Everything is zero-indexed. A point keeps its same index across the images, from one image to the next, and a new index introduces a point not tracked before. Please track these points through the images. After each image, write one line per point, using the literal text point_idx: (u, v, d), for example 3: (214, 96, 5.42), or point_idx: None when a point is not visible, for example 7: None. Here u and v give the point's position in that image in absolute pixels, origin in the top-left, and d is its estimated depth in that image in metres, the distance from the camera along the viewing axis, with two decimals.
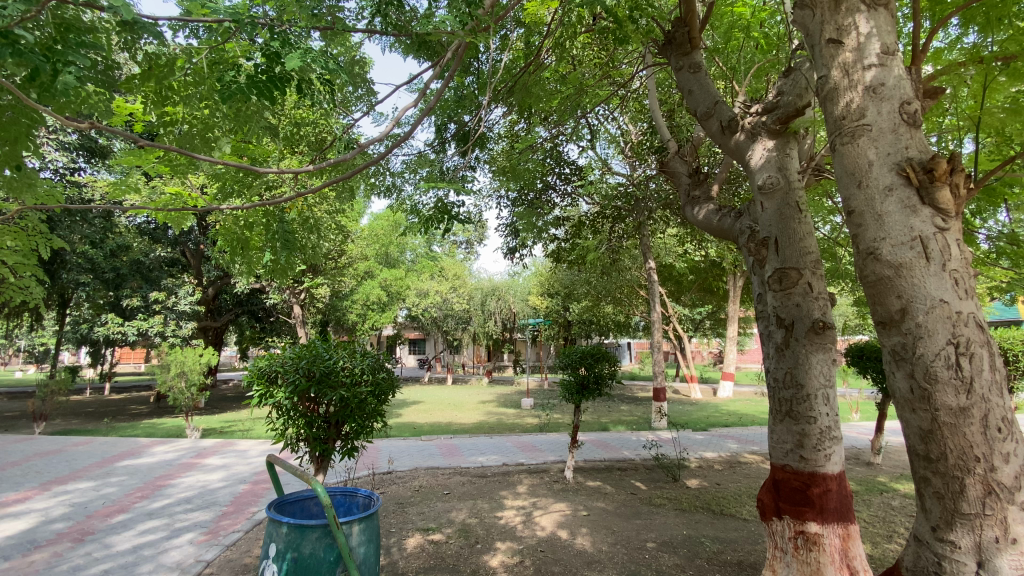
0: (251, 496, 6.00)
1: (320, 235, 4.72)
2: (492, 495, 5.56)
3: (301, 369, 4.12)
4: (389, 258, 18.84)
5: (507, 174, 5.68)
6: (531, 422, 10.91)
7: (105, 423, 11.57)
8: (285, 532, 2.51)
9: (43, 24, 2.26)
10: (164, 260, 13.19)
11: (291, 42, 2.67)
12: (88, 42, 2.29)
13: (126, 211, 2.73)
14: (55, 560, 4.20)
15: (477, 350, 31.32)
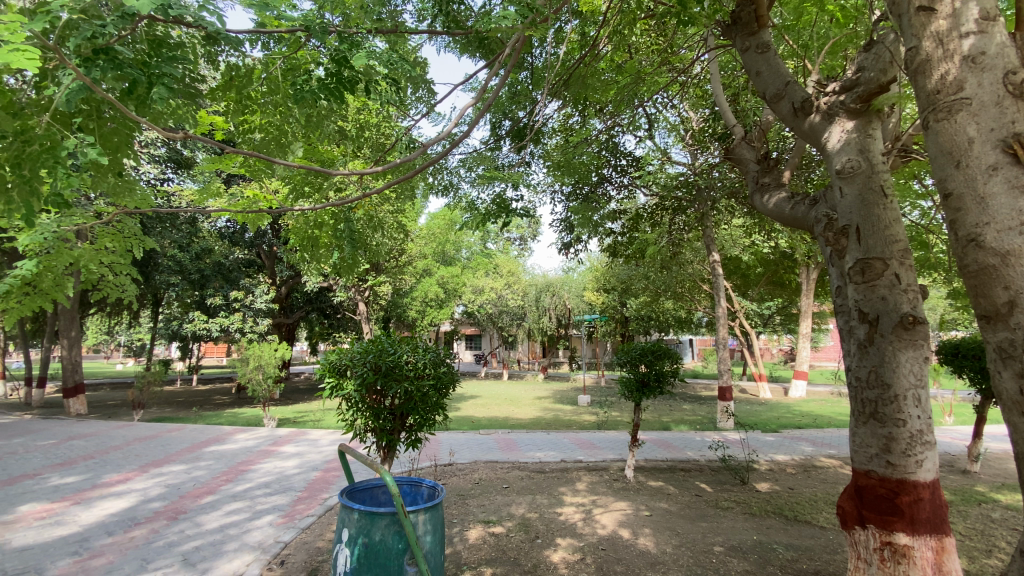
0: (323, 482, 6.35)
1: (383, 234, 4.90)
2: (551, 491, 5.56)
3: (368, 362, 4.29)
4: (446, 256, 19.23)
5: (563, 169, 5.60)
6: (589, 420, 10.78)
7: (193, 413, 12.60)
8: (357, 517, 2.63)
9: (137, 41, 2.42)
10: (242, 261, 14.16)
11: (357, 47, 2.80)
12: (177, 56, 2.46)
13: (215, 215, 2.94)
14: (153, 536, 4.63)
15: (532, 347, 31.46)
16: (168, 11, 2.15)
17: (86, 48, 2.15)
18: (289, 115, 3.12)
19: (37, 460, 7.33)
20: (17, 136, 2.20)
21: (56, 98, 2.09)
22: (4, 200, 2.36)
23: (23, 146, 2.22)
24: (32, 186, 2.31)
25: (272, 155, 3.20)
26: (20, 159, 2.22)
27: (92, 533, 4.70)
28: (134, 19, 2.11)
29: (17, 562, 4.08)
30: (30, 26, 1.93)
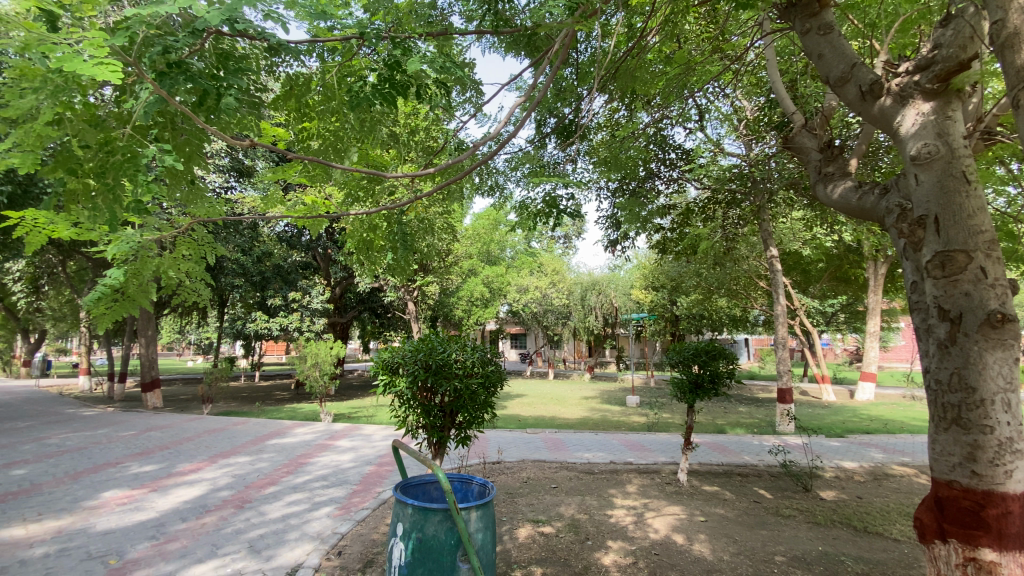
0: (376, 476, 6.55)
1: (434, 236, 5.00)
2: (600, 493, 5.48)
3: (419, 360, 4.37)
4: (491, 257, 19.37)
5: (609, 165, 5.49)
6: (639, 421, 10.56)
7: (257, 408, 13.34)
8: (410, 512, 2.69)
9: (207, 54, 2.57)
10: (299, 264, 14.85)
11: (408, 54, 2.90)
12: (243, 67, 2.59)
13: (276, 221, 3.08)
14: (222, 523, 4.93)
15: (578, 346, 31.24)
16: (234, 25, 2.29)
17: (161, 63, 2.29)
18: (346, 122, 3.21)
19: (120, 449, 7.95)
20: (101, 147, 2.34)
21: (134, 110, 2.22)
22: (93, 209, 2.49)
23: (107, 155, 2.35)
24: (115, 194, 2.42)
25: (330, 160, 3.26)
26: (105, 169, 2.36)
27: (167, 519, 5.06)
28: (203, 34, 2.25)
29: (102, 545, 4.43)
30: (112, 40, 2.05)
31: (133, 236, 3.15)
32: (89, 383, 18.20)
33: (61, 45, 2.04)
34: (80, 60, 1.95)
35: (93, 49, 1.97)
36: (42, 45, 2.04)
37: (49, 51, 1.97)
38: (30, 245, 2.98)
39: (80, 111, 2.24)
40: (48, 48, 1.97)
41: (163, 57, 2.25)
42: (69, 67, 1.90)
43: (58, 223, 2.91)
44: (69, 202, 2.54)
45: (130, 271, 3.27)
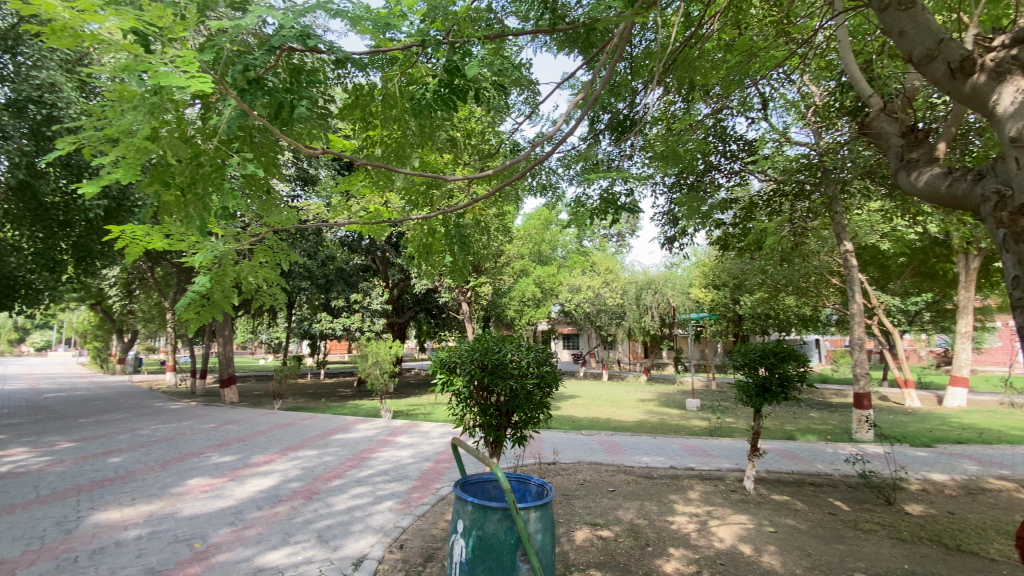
0: (434, 472, 6.70)
1: (489, 238, 5.06)
2: (661, 498, 5.32)
3: (475, 360, 4.42)
4: (543, 257, 19.32)
5: (667, 159, 5.30)
6: (699, 425, 10.18)
7: (322, 404, 14.03)
8: (471, 510, 2.74)
9: (278, 71, 2.72)
10: (360, 267, 15.48)
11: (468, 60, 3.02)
12: (314, 81, 2.75)
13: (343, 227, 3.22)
14: (293, 513, 5.21)
15: (632, 347, 30.60)
16: (306, 41, 2.44)
17: (241, 80, 2.45)
18: (408, 129, 3.33)
19: (201, 441, 8.59)
20: (191, 161, 2.52)
21: (219, 124, 2.37)
22: (185, 218, 2.69)
23: (198, 167, 2.54)
24: (204, 203, 2.61)
25: (395, 167, 3.37)
26: (195, 180, 2.56)
27: (244, 506, 5.41)
28: (279, 50, 2.41)
29: (187, 529, 4.80)
30: (200, 57, 2.22)
31: (217, 245, 3.34)
32: (175, 379, 19.81)
33: (157, 65, 2.21)
34: (175, 75, 2.11)
35: (185, 64, 2.13)
36: (141, 67, 2.23)
37: (149, 70, 2.14)
38: (133, 254, 3.27)
39: (175, 124, 2.43)
40: (147, 67, 2.14)
41: (243, 76, 2.41)
42: (166, 82, 2.06)
43: (151, 233, 3.18)
44: (165, 214, 2.76)
45: (214, 278, 3.46)
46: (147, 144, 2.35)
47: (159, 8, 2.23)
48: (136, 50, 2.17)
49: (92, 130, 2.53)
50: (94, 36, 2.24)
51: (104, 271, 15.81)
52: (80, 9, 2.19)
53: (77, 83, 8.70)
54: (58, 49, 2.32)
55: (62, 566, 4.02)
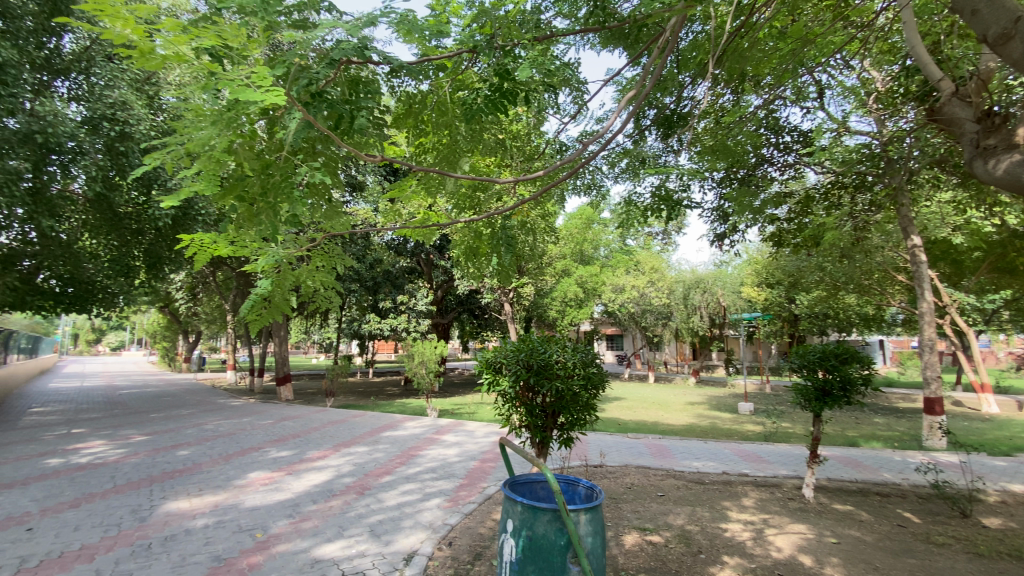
0: (481, 471, 6.77)
1: (536, 238, 5.08)
2: (713, 504, 5.16)
3: (521, 360, 4.44)
4: (585, 257, 19.12)
5: (716, 153, 5.15)
6: (753, 430, 9.81)
7: (371, 402, 14.46)
8: (520, 510, 2.75)
9: (338, 84, 2.84)
10: (406, 269, 15.86)
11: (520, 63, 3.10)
12: (371, 92, 2.86)
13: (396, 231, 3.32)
14: (346, 507, 5.40)
15: (680, 347, 29.78)
16: (365, 52, 2.55)
17: (305, 94, 2.58)
18: (459, 134, 3.41)
19: (260, 436, 9.04)
20: (262, 171, 2.67)
21: (287, 135, 2.49)
22: (257, 225, 2.84)
23: (268, 177, 2.69)
24: (274, 211, 2.76)
25: (446, 172, 3.46)
26: (266, 190, 2.71)
27: (301, 500, 5.65)
28: (339, 63, 2.52)
29: (250, 519, 5.07)
30: (272, 71, 2.36)
31: (279, 250, 3.49)
32: (235, 377, 20.97)
33: (232, 81, 2.34)
34: (251, 90, 2.25)
35: (259, 80, 2.25)
36: (218, 83, 2.38)
37: (228, 86, 2.28)
38: (202, 260, 3.49)
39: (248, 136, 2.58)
40: (225, 83, 2.27)
41: (307, 90, 2.53)
42: (244, 97, 2.18)
43: (218, 240, 3.36)
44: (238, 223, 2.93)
45: (275, 282, 3.60)
46: (224, 155, 2.51)
47: (233, 28, 2.36)
48: (214, 67, 2.32)
49: (173, 145, 2.72)
50: (175, 56, 2.40)
51: (171, 276, 16.93)
52: (161, 31, 2.35)
53: (146, 101, 9.36)
54: (144, 71, 2.51)
55: (137, 551, 4.32)
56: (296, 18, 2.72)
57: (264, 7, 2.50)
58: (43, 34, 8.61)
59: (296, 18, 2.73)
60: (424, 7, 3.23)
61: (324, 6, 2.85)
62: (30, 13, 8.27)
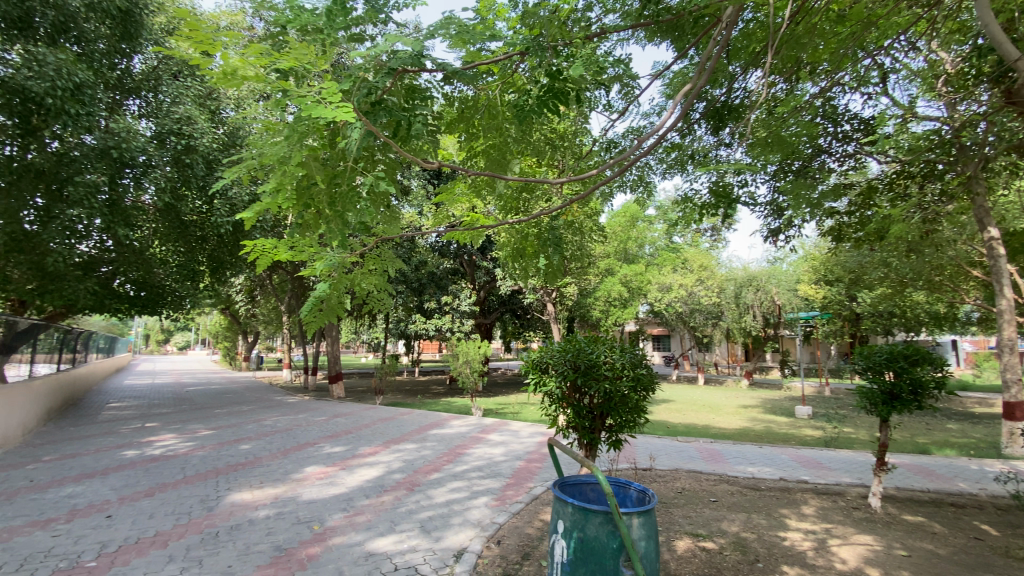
0: (527, 471, 6.78)
1: (583, 238, 5.05)
2: (770, 512, 4.95)
3: (568, 361, 4.42)
4: (629, 255, 18.79)
5: (770, 145, 4.95)
6: (811, 435, 9.34)
7: (418, 401, 14.79)
8: (571, 512, 2.74)
9: (397, 92, 2.94)
10: (449, 270, 16.11)
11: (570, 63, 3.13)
12: (425, 98, 2.96)
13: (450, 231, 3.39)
14: (397, 503, 5.55)
15: (731, 348, 28.76)
16: (423, 59, 2.64)
17: (366, 104, 2.70)
18: (510, 135, 3.46)
19: (315, 432, 9.43)
20: (329, 182, 2.79)
21: (351, 146, 2.57)
22: (326, 232, 2.98)
23: (335, 187, 2.79)
24: (342, 219, 2.87)
25: (497, 173, 3.54)
26: (334, 199, 2.82)
27: (355, 494, 5.85)
28: (397, 72, 2.65)
29: (308, 512, 5.30)
30: (341, 87, 2.46)
31: (336, 255, 3.63)
32: (291, 375, 21.96)
33: (304, 97, 2.45)
34: (322, 106, 2.34)
35: (330, 94, 2.35)
36: (291, 99, 2.51)
37: (301, 103, 2.38)
38: (263, 264, 3.66)
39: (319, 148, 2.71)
40: (298, 99, 2.38)
41: (368, 100, 2.65)
42: (315, 112, 2.28)
43: (281, 246, 3.52)
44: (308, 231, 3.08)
45: (332, 285, 3.75)
46: (296, 168, 2.64)
47: (305, 47, 2.49)
48: (287, 84, 2.45)
49: (248, 159, 2.89)
50: (252, 76, 2.56)
51: (232, 279, 17.92)
52: (240, 55, 2.54)
53: (207, 115, 9.95)
54: (225, 91, 2.70)
55: (206, 539, 4.60)
56: (355, 33, 2.88)
57: (329, 24, 2.66)
58: (115, 56, 9.30)
59: (356, 33, 2.87)
60: (470, 11, 3.29)
61: (381, 18, 3.01)
62: (104, 37, 8.98)
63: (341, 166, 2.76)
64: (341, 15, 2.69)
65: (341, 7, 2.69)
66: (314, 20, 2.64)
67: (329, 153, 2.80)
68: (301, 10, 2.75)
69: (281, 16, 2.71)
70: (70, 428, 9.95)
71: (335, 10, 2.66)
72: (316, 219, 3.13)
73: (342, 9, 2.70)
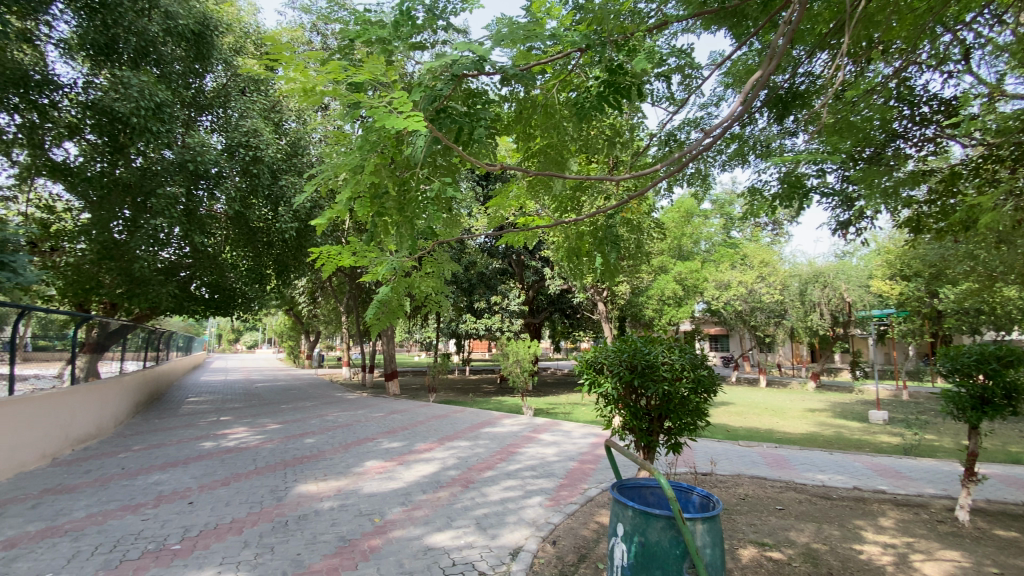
0: (581, 472, 6.73)
1: (639, 237, 4.95)
2: (843, 523, 4.66)
3: (623, 361, 4.34)
4: (682, 252, 18.20)
5: (839, 132, 4.67)
6: (888, 442, 8.71)
7: (470, 399, 15.00)
8: (631, 515, 2.69)
9: (459, 96, 3.01)
10: (498, 270, 16.24)
11: (629, 57, 3.12)
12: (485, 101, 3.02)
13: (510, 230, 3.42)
14: (453, 499, 5.66)
15: (795, 348, 27.27)
16: (484, 63, 2.70)
17: (431, 111, 2.79)
18: (567, 134, 3.47)
19: (373, 428, 9.78)
20: (400, 187, 2.90)
21: (418, 153, 2.66)
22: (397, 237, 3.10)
23: (405, 193, 2.92)
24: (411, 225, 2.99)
25: (556, 172, 3.55)
26: (404, 206, 2.95)
27: (412, 489, 6.03)
28: (459, 78, 2.71)
29: (369, 505, 5.51)
30: (410, 97, 2.55)
31: (395, 259, 3.76)
32: (349, 373, 22.86)
33: (377, 108, 2.55)
34: (394, 116, 2.43)
35: (401, 105, 2.44)
36: (365, 111, 2.61)
37: (374, 114, 2.48)
38: (329, 270, 3.83)
39: (388, 157, 2.80)
40: (372, 111, 2.48)
41: (433, 107, 2.76)
42: (388, 123, 2.37)
43: (345, 251, 3.68)
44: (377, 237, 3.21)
45: (394, 288, 3.88)
46: (370, 176, 2.76)
47: (376, 60, 2.58)
48: (360, 95, 2.54)
49: (322, 171, 3.07)
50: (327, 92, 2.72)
51: (295, 282, 18.90)
52: (319, 71, 2.64)
53: (271, 126, 10.55)
54: (304, 106, 2.86)
55: (277, 527, 4.88)
56: (416, 41, 2.98)
57: (388, 36, 2.83)
58: (190, 76, 10.03)
59: (416, 41, 2.98)
60: (522, 12, 3.30)
61: (440, 26, 3.13)
62: (179, 58, 9.70)
63: (408, 173, 2.86)
64: (407, 25, 2.89)
65: (407, 19, 2.88)
66: (379, 32, 2.82)
67: (395, 161, 2.89)
68: (367, 24, 2.95)
69: (352, 30, 2.91)
70: (154, 420, 10.82)
71: (402, 21, 2.88)
72: (385, 224, 3.24)
73: (408, 21, 2.90)
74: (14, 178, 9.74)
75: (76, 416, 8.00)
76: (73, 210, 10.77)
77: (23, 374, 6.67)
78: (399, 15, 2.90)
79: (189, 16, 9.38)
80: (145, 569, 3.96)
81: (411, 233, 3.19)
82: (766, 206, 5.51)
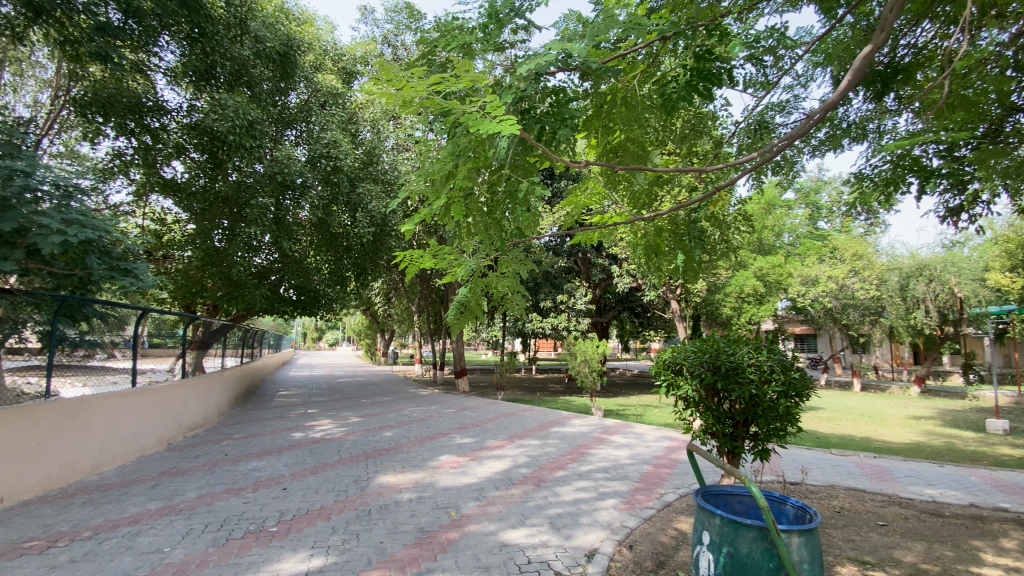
0: (656, 476, 6.54)
1: (721, 233, 4.73)
2: (957, 543, 4.19)
3: (705, 362, 4.16)
4: (763, 246, 17.11)
5: (951, 108, 4.21)
6: (1011, 455, 7.69)
7: (537, 398, 15.02)
8: (718, 524, 2.58)
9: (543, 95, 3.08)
10: (564, 268, 16.15)
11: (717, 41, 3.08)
12: (567, 98, 3.07)
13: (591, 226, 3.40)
14: (525, 497, 5.72)
15: (894, 349, 24.73)
16: (569, 60, 2.77)
17: (517, 111, 2.88)
18: (647, 126, 3.42)
19: (446, 424, 10.09)
20: (489, 189, 2.98)
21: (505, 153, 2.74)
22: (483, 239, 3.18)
23: (492, 195, 2.99)
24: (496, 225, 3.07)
25: (639, 166, 3.50)
26: (493, 207, 3.03)
27: (485, 485, 6.16)
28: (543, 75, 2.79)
29: (444, 498, 5.69)
30: (501, 101, 2.64)
31: (474, 260, 3.87)
32: (421, 371, 23.68)
33: (470, 113, 2.65)
34: (488, 120, 2.51)
35: (494, 108, 2.52)
36: (456, 117, 2.71)
37: (467, 119, 2.57)
38: (411, 272, 4.01)
39: (478, 161, 2.90)
40: (466, 117, 2.58)
41: (518, 108, 2.85)
42: (483, 127, 2.45)
43: (427, 253, 3.83)
44: (463, 239, 3.31)
45: (472, 288, 3.99)
46: (461, 180, 2.86)
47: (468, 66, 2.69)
48: (454, 102, 2.65)
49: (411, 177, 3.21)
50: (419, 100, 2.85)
51: (371, 283, 19.93)
52: (415, 82, 2.78)
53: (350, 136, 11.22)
54: (399, 115, 3.01)
55: (361, 515, 5.17)
56: (501, 42, 3.10)
57: (468, 42, 2.98)
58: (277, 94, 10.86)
59: (498, 42, 3.08)
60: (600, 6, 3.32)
61: (522, 26, 3.24)
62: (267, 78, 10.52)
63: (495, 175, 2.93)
64: (495, 29, 3.03)
65: (494, 23, 3.00)
66: (465, 38, 2.97)
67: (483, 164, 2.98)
68: (452, 30, 3.11)
69: (438, 39, 3.05)
70: (251, 412, 11.82)
71: (489, 23, 3.01)
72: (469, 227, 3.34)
73: (495, 25, 3.02)
74: (133, 196, 11.03)
75: (187, 406, 8.92)
76: (181, 222, 12.00)
77: (142, 369, 7.53)
78: (489, 20, 3.04)
79: (275, 39, 10.16)
80: (248, 548, 4.34)
81: (496, 234, 3.26)
82: (865, 194, 5.05)
